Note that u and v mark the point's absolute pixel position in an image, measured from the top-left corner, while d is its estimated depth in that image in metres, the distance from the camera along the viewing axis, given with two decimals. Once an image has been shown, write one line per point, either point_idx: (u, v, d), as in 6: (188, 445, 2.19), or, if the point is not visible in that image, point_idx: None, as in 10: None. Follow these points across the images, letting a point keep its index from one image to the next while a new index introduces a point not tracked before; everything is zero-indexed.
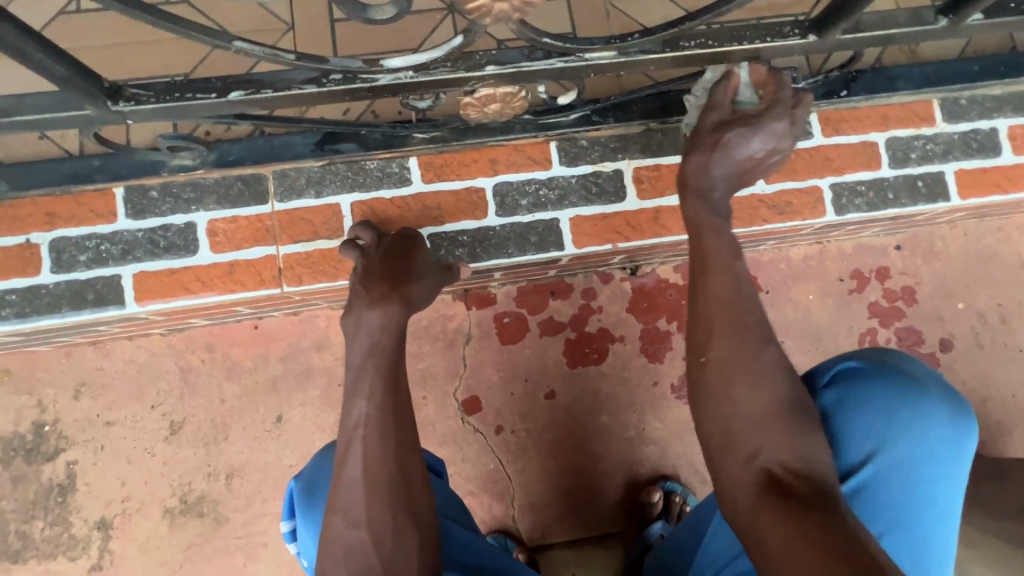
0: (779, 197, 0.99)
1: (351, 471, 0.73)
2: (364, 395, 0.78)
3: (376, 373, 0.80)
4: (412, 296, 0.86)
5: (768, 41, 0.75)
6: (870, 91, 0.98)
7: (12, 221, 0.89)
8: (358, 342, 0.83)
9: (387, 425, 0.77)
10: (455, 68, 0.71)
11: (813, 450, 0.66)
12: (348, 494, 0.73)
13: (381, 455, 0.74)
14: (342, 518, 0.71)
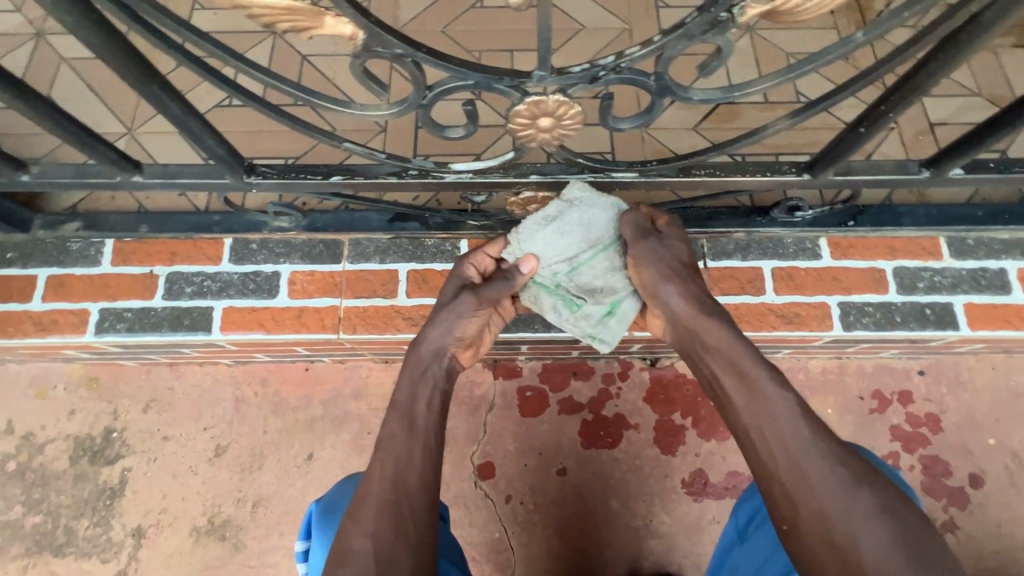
0: (788, 308, 1.08)
1: (368, 487, 0.75)
2: (403, 406, 0.82)
3: (423, 393, 0.84)
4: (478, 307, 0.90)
5: (768, 175, 0.89)
6: (877, 225, 1.10)
7: (143, 255, 1.12)
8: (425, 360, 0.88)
9: (412, 442, 0.79)
10: (506, 174, 0.89)
11: (868, 520, 0.61)
12: (368, 502, 0.74)
13: (396, 476, 0.76)
14: (356, 524, 0.72)
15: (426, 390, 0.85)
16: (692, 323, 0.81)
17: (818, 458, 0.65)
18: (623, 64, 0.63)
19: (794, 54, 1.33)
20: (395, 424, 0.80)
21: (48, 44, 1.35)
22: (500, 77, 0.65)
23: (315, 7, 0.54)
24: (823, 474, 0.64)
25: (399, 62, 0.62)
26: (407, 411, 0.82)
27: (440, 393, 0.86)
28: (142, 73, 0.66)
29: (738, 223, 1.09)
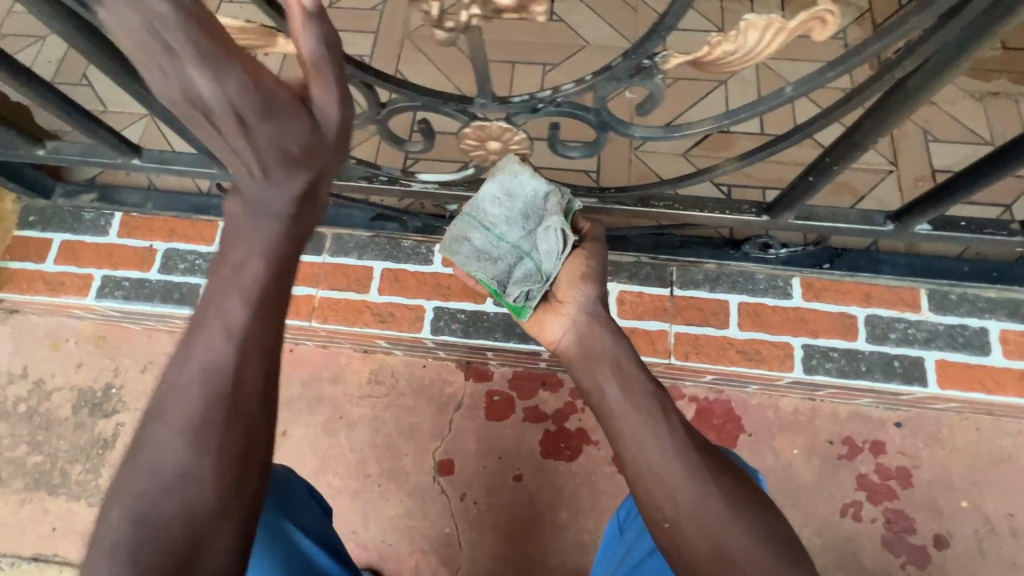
0: (750, 345, 1.08)
1: (186, 382, 0.52)
2: (229, 317, 0.52)
3: (251, 309, 0.53)
4: (313, 158, 0.52)
5: (727, 213, 0.89)
6: (852, 269, 1.09)
7: (145, 230, 1.21)
8: (249, 263, 0.54)
9: (233, 383, 0.52)
10: (469, 187, 0.93)
11: (732, 513, 0.62)
12: (165, 453, 0.50)
13: (229, 366, 0.52)
14: (142, 475, 0.49)
15: (238, 298, 0.53)
16: (594, 345, 0.75)
17: (677, 448, 0.66)
18: (560, 98, 0.65)
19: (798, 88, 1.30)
20: (216, 341, 0.52)
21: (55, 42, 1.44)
22: (446, 101, 0.68)
23: (265, 28, 0.59)
24: (691, 470, 0.64)
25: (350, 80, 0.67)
26: (237, 341, 0.52)
27: (268, 316, 0.54)
28: None
29: (710, 253, 1.10)
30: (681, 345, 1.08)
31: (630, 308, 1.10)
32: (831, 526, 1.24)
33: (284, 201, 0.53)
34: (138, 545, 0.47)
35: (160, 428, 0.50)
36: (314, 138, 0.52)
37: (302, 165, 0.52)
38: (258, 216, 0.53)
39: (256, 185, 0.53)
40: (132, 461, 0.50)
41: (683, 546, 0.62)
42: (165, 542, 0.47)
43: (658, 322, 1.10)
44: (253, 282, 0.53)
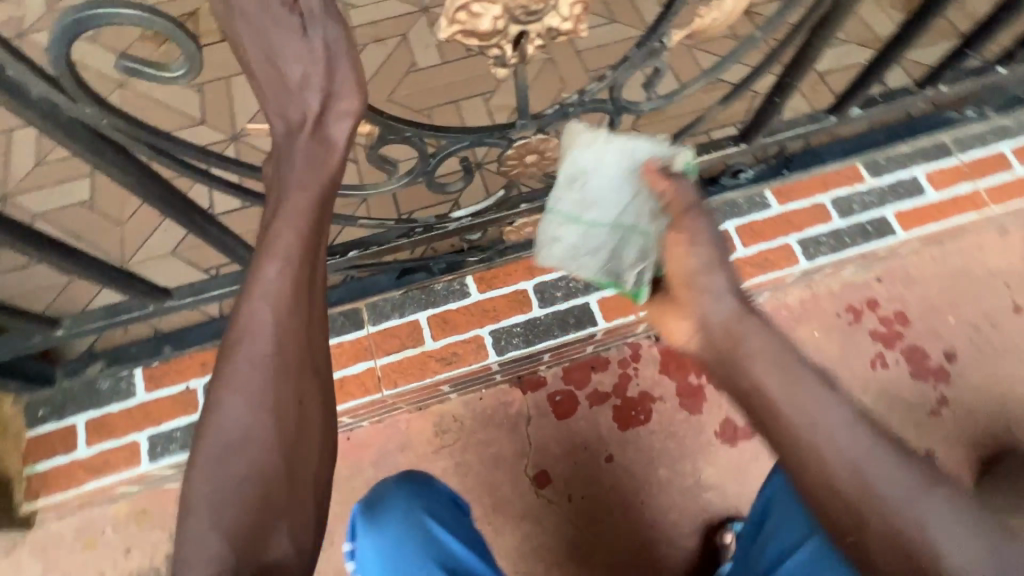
0: (758, 256, 1.25)
1: (246, 351, 0.57)
2: (273, 294, 0.57)
3: (282, 287, 0.58)
4: (320, 159, 0.61)
5: (713, 152, 1.06)
6: (805, 167, 1.30)
7: (175, 374, 1.16)
8: (280, 241, 0.58)
9: (280, 359, 0.57)
10: (500, 209, 1.02)
11: (941, 521, 0.53)
12: (231, 420, 0.55)
13: (284, 334, 0.57)
14: (213, 439, 0.55)
15: (273, 265, 0.58)
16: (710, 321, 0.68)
17: (863, 451, 0.56)
18: (586, 99, 0.77)
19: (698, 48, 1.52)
20: (259, 311, 0.57)
21: (12, 208, 1.37)
22: (490, 133, 0.78)
23: None
24: (885, 473, 0.56)
25: (409, 142, 0.74)
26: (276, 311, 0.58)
27: (299, 294, 0.59)
28: (184, 208, 0.74)
29: (696, 195, 1.27)
30: None
31: None
32: (870, 381, 1.44)
33: (294, 182, 0.60)
34: (215, 498, 0.53)
35: (225, 397, 0.56)
36: (318, 134, 0.61)
37: (317, 150, 0.61)
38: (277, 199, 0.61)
39: (282, 162, 0.62)
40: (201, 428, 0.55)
41: (879, 556, 0.54)
42: (241, 502, 0.53)
43: None
44: (288, 248, 0.58)
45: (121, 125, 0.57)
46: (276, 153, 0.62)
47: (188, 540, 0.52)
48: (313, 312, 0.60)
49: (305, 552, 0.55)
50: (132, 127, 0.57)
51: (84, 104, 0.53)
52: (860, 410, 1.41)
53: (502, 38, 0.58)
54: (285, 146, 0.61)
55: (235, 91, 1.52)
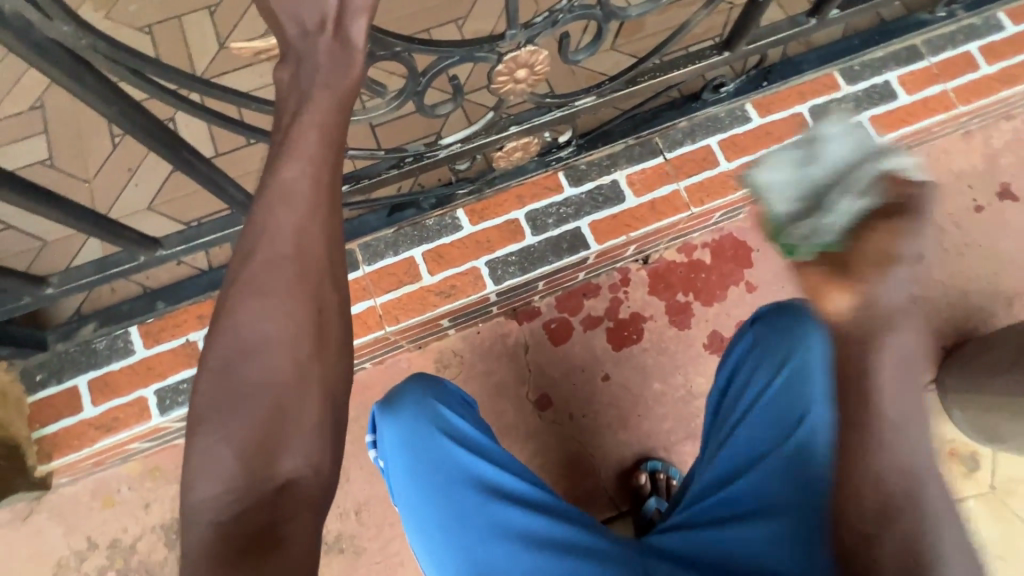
0: (741, 170, 1.27)
1: (269, 251, 0.56)
2: (294, 195, 0.57)
3: (302, 192, 0.58)
4: (340, 64, 0.62)
5: (698, 62, 1.05)
6: (784, 78, 1.29)
7: (172, 328, 1.15)
8: (301, 143, 0.59)
9: (302, 265, 0.57)
10: (489, 133, 1.01)
11: None
12: (251, 322, 0.55)
13: (308, 237, 0.57)
14: (232, 337, 0.55)
15: (296, 159, 0.58)
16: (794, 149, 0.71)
17: None
18: (575, 3, 0.76)
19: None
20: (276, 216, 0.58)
21: None
22: (480, 46, 0.76)
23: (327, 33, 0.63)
24: None
25: (398, 58, 0.72)
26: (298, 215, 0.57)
27: (318, 200, 0.58)
28: (172, 141, 0.71)
29: (679, 114, 1.27)
30: (694, 195, 1.26)
31: (641, 184, 1.25)
32: None
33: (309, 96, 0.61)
34: (232, 402, 0.53)
35: (250, 301, 0.56)
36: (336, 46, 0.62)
37: (338, 60, 0.62)
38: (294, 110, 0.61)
39: (300, 68, 0.62)
40: (220, 331, 0.55)
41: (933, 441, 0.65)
42: (257, 406, 0.53)
43: (668, 186, 1.26)
44: (311, 155, 0.59)
45: (101, 47, 0.53)
46: (291, 61, 0.62)
47: (204, 441, 0.52)
48: (332, 211, 0.59)
49: (319, 470, 0.54)
50: (113, 49, 0.54)
51: (60, 22, 0.50)
52: None
53: None
54: (304, 53, 0.62)
55: (189, 33, 1.42)
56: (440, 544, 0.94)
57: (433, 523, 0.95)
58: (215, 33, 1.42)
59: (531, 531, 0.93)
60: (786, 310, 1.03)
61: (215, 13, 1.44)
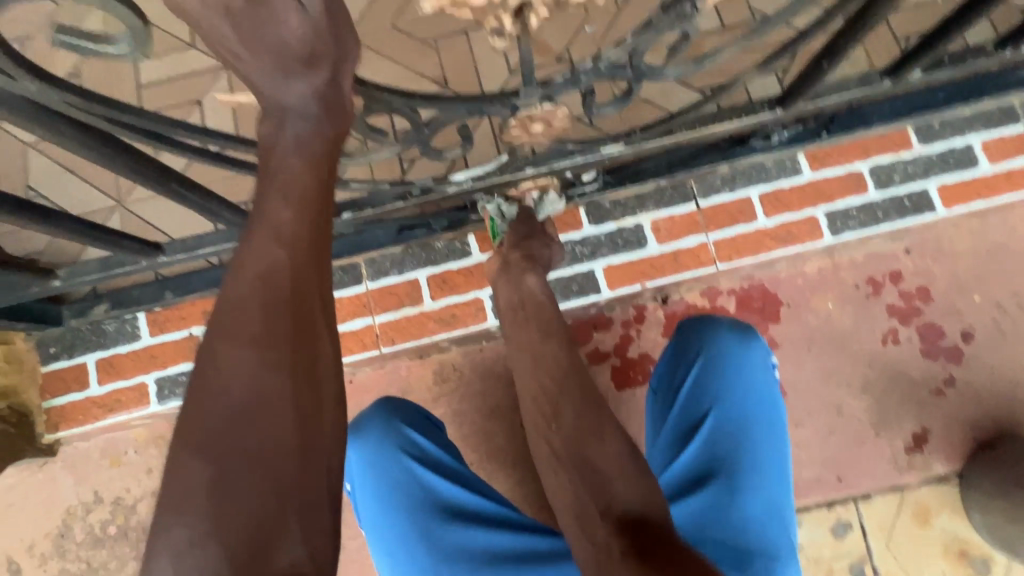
0: (779, 229, 1.17)
1: (244, 306, 0.48)
2: (277, 241, 0.49)
3: (296, 233, 0.49)
4: (333, 115, 0.52)
5: (744, 118, 0.97)
6: (847, 129, 1.13)
7: (178, 320, 1.18)
8: (287, 177, 0.51)
9: (292, 317, 0.48)
10: (503, 172, 0.95)
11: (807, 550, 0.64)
12: (234, 388, 0.46)
13: (291, 285, 0.49)
14: (204, 413, 0.45)
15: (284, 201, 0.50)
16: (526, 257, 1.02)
17: None
18: (601, 65, 0.68)
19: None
20: (263, 268, 0.48)
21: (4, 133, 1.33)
22: (491, 102, 0.70)
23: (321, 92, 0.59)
24: None
25: (399, 112, 0.67)
26: (287, 261, 0.49)
27: (313, 242, 0.50)
28: (163, 176, 0.69)
29: (722, 156, 1.13)
30: (722, 250, 1.17)
31: (667, 232, 1.17)
32: (878, 356, 1.40)
33: (298, 138, 0.51)
34: (219, 484, 0.44)
35: (222, 372, 0.46)
36: (329, 93, 0.52)
37: (325, 106, 0.52)
38: (281, 155, 0.51)
39: (282, 123, 0.52)
40: (196, 398, 0.46)
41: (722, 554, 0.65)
42: (251, 487, 0.44)
43: (695, 237, 1.17)
44: (299, 191, 0.51)
45: (74, 100, 0.52)
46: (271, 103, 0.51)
47: (189, 538, 0.43)
48: (321, 247, 0.51)
49: (319, 560, 0.46)
50: (86, 103, 0.52)
51: (27, 80, 0.48)
52: (862, 385, 1.39)
53: (497, 8, 0.49)
54: (293, 105, 0.51)
55: None
56: (405, 561, 0.93)
57: (402, 547, 0.94)
58: None
59: (485, 545, 0.93)
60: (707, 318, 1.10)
61: None
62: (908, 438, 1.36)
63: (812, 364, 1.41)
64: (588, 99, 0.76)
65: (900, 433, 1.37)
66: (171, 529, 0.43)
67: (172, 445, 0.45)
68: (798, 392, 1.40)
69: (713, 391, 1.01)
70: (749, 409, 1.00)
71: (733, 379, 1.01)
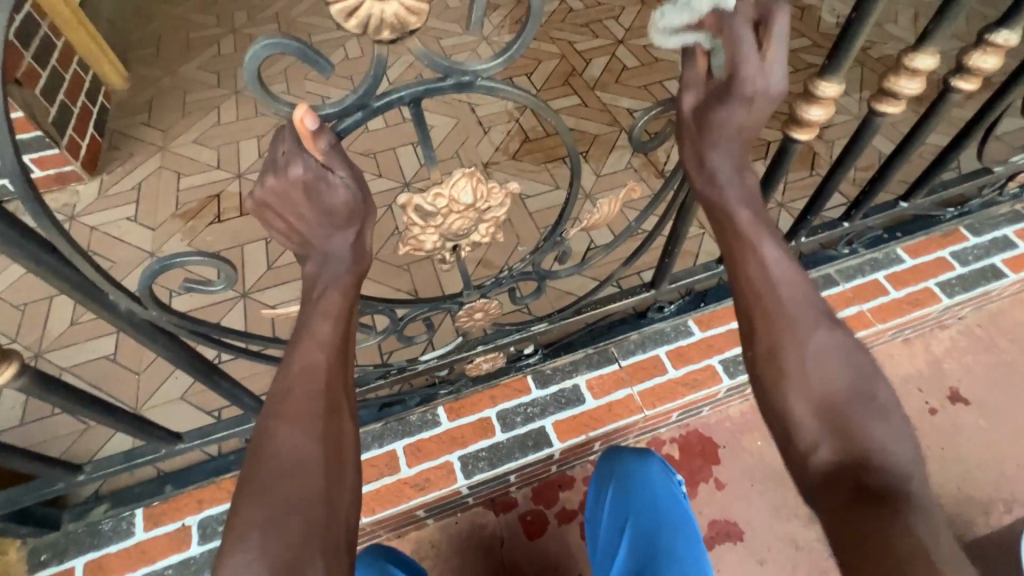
0: (687, 376, 1.46)
1: (296, 388, 0.68)
2: (320, 345, 0.70)
3: (332, 342, 0.71)
4: (360, 261, 0.74)
5: (631, 296, 1.36)
6: (718, 299, 1.55)
7: (172, 512, 1.28)
8: (329, 299, 0.72)
9: (327, 400, 0.68)
10: (461, 350, 1.26)
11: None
12: (285, 449, 0.64)
13: (327, 367, 0.70)
14: (265, 463, 0.63)
15: (325, 317, 0.72)
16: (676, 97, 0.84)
17: None
18: (515, 271, 1.05)
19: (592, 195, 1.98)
20: (308, 363, 0.69)
21: (46, 363, 1.60)
22: (445, 300, 1.05)
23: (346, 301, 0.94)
24: None
25: (381, 312, 0.99)
26: (326, 361, 0.70)
27: (343, 343, 0.72)
28: (208, 370, 0.95)
29: (631, 328, 1.51)
30: (646, 398, 1.44)
31: (599, 388, 1.44)
32: None
33: (335, 276, 0.73)
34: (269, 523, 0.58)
35: (280, 429, 0.65)
36: (359, 247, 0.74)
37: (356, 254, 0.74)
38: (324, 289, 0.73)
39: (325, 262, 0.73)
40: (256, 459, 0.63)
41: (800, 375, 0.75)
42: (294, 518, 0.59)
43: (622, 390, 1.44)
44: (336, 306, 0.72)
45: (174, 320, 0.80)
46: (315, 252, 0.73)
47: (247, 560, 0.56)
48: (346, 344, 0.73)
49: None
50: (181, 320, 0.81)
51: (153, 309, 0.78)
52: (807, 515, 1.52)
53: (441, 250, 0.85)
54: (334, 252, 0.73)
55: (248, 258, 1.84)
56: None
57: None
58: (267, 257, 1.84)
59: None
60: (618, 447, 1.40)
61: (269, 243, 1.87)
62: None
63: (759, 500, 1.54)
64: (514, 292, 1.12)
65: None
66: (228, 563, 0.56)
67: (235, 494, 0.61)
68: (753, 529, 1.50)
69: (628, 504, 1.28)
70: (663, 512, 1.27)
71: (642, 492, 1.30)
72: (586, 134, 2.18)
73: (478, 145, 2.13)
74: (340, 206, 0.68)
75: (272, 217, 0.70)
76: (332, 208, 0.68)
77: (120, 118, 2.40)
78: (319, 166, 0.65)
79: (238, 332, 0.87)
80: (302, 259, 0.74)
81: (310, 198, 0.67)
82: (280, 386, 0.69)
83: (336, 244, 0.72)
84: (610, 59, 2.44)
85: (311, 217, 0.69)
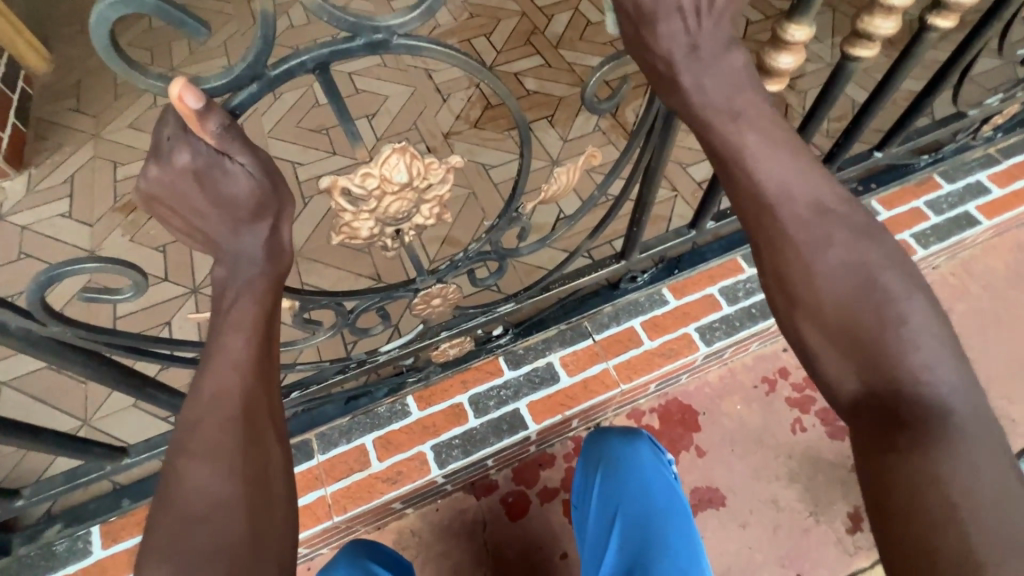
0: (663, 347, 1.42)
1: (209, 419, 0.60)
2: (234, 367, 0.62)
3: (247, 361, 0.63)
4: (276, 260, 0.67)
5: (601, 269, 1.29)
6: (692, 265, 1.50)
7: (132, 526, 1.21)
8: (240, 312, 0.64)
9: (247, 427, 0.61)
10: (425, 338, 1.19)
11: None
12: (197, 491, 0.57)
13: (243, 391, 0.62)
14: (176, 507, 0.56)
15: (237, 332, 0.64)
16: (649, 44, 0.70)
17: None
18: (470, 254, 0.97)
19: (559, 163, 1.89)
20: (220, 389, 0.61)
21: None
22: (397, 288, 0.97)
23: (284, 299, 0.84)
24: None
25: (326, 306, 0.91)
26: (240, 385, 0.62)
27: (262, 361, 0.64)
28: (138, 382, 0.87)
29: (603, 300, 1.45)
30: (622, 371, 1.39)
31: (574, 364, 1.39)
32: (794, 445, 1.55)
33: (248, 281, 0.66)
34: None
35: (190, 467, 0.58)
36: (274, 242, 0.67)
37: (272, 252, 0.67)
38: (235, 297, 0.65)
39: (238, 264, 0.66)
40: (165, 503, 0.57)
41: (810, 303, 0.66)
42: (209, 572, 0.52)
43: (598, 365, 1.40)
44: (250, 318, 0.64)
45: (82, 333, 0.72)
46: (224, 257, 0.66)
47: None
48: (265, 362, 0.65)
49: None
50: (91, 333, 0.72)
51: (53, 324, 0.69)
52: (788, 475, 1.52)
53: (380, 236, 0.77)
54: (246, 252, 0.65)
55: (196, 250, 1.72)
56: None
57: None
58: None
59: None
60: (609, 430, 1.37)
61: None
62: (844, 519, 1.47)
63: (740, 464, 1.53)
64: (474, 275, 1.05)
65: (836, 515, 1.48)
66: None
67: (144, 546, 0.55)
68: (735, 494, 1.50)
69: (616, 490, 1.26)
70: (654, 497, 1.25)
71: (630, 476, 1.27)
72: (550, 97, 2.07)
73: (437, 115, 2.00)
74: (243, 197, 0.62)
75: (167, 214, 0.64)
76: (235, 199, 0.61)
77: (44, 104, 2.20)
78: (211, 151, 0.58)
79: (161, 340, 0.79)
80: (212, 261, 0.67)
81: (206, 189, 0.60)
82: (191, 416, 0.61)
83: (246, 242, 0.65)
84: (572, 14, 2.30)
85: (211, 211, 0.62)
